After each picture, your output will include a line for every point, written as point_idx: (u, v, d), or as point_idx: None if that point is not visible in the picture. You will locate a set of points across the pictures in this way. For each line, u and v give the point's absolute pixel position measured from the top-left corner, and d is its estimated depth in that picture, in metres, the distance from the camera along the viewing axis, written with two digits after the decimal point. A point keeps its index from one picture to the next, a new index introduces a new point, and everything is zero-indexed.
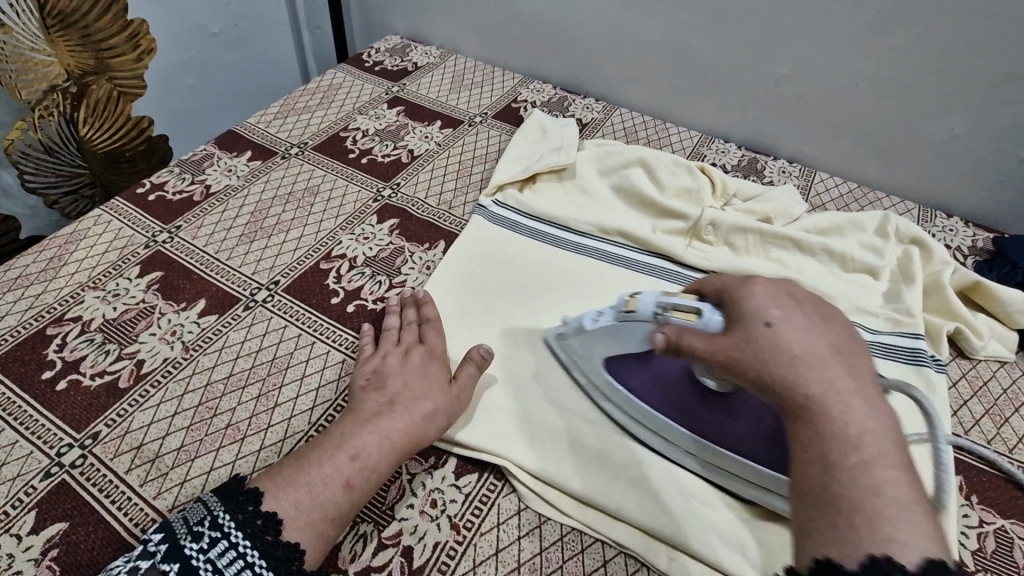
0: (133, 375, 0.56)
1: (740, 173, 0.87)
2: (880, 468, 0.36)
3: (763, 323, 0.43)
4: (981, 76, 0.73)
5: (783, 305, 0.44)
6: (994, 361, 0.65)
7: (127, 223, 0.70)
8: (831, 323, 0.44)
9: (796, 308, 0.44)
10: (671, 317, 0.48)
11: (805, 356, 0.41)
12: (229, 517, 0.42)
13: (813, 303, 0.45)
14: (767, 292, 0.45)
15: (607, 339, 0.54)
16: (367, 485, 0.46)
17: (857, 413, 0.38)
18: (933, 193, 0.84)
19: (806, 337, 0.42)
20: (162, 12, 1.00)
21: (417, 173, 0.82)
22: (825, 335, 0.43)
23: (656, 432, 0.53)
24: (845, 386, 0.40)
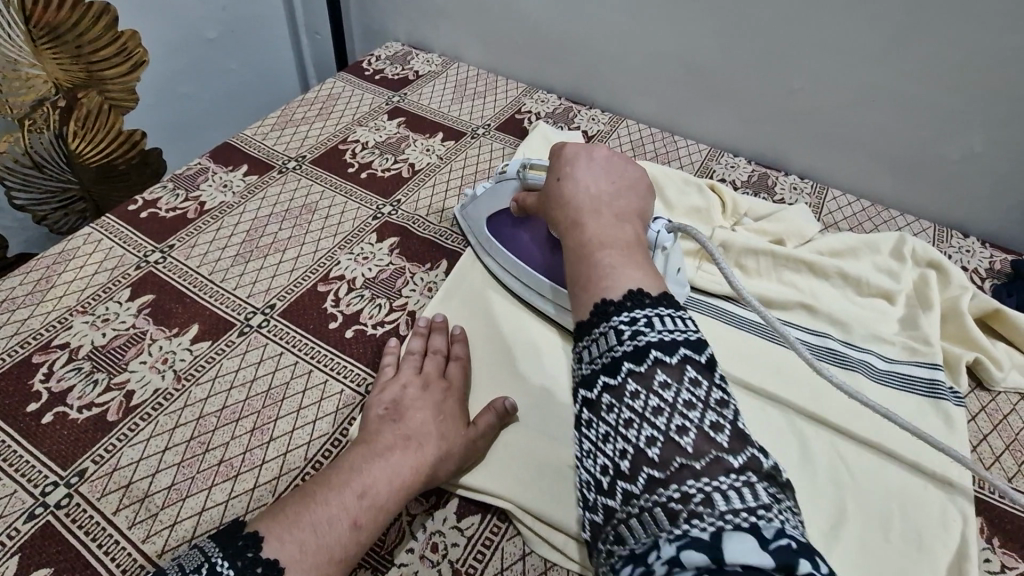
0: (122, 408, 0.54)
1: (750, 190, 0.85)
2: (612, 251, 0.47)
3: (556, 178, 0.55)
4: (1002, 92, 0.70)
5: (575, 162, 0.55)
6: (1015, 393, 0.63)
7: (118, 243, 0.68)
8: (619, 176, 0.54)
9: (585, 162, 0.55)
10: (529, 175, 0.61)
11: (576, 193, 0.53)
12: (228, 564, 0.39)
13: (609, 159, 0.56)
14: (573, 151, 0.56)
15: (487, 202, 0.67)
16: (372, 521, 0.44)
17: (602, 222, 0.50)
18: (949, 213, 0.82)
19: (583, 182, 0.53)
20: (155, 21, 0.98)
21: (418, 189, 0.79)
22: (603, 182, 0.54)
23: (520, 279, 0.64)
24: (609, 216, 0.50)
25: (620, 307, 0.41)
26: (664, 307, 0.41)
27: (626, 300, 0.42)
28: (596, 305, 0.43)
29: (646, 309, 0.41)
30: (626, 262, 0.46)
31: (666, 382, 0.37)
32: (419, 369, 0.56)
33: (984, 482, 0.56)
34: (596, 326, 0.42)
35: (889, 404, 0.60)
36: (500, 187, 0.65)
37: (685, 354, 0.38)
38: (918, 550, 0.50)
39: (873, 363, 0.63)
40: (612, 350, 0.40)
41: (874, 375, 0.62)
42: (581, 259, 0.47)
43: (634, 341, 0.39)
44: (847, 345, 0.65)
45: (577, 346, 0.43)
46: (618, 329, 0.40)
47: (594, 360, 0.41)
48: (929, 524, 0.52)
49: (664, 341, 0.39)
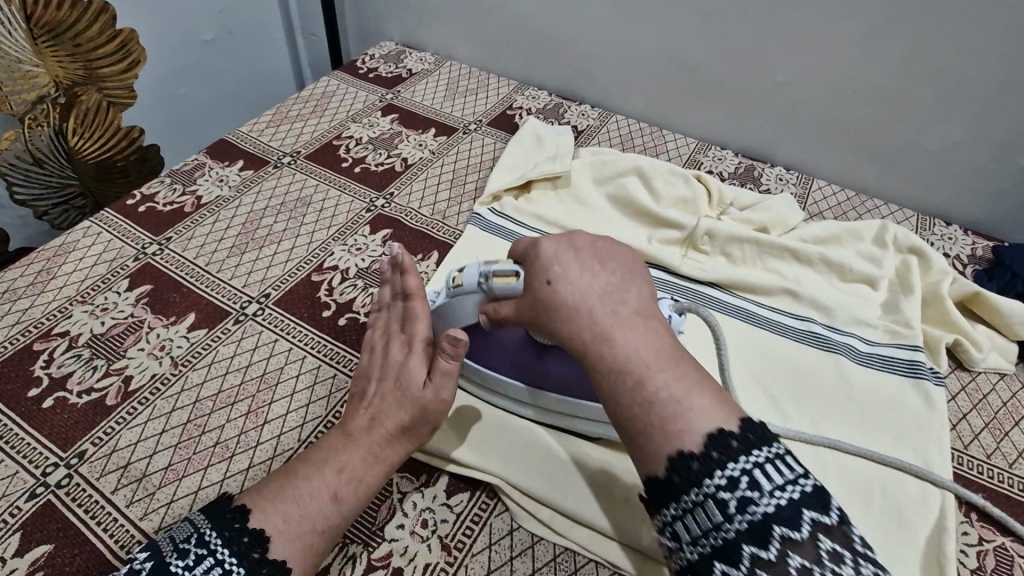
0: (121, 393, 0.55)
1: (737, 181, 0.86)
2: (662, 374, 0.41)
3: (544, 280, 0.45)
4: (975, 83, 0.72)
5: (562, 258, 0.46)
6: (994, 373, 0.64)
7: (116, 235, 0.69)
8: (615, 259, 0.47)
9: (571, 256, 0.46)
10: (494, 286, 0.49)
11: (581, 299, 0.44)
12: (216, 534, 0.41)
13: (594, 244, 0.47)
14: (552, 247, 0.47)
15: (438, 314, 0.54)
16: (353, 496, 0.45)
17: (629, 334, 0.42)
18: (933, 202, 0.83)
19: (583, 283, 0.44)
20: (152, 23, 1.00)
21: (411, 182, 0.81)
22: (601, 276, 0.45)
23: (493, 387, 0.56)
24: (628, 321, 0.43)
25: (705, 460, 0.38)
26: (758, 452, 0.38)
27: (710, 451, 0.38)
28: (672, 456, 0.39)
29: (742, 462, 0.38)
30: (682, 381, 0.41)
31: (805, 567, 0.35)
32: None
33: (962, 459, 0.58)
34: (684, 492, 0.38)
35: (871, 384, 0.61)
36: (454, 300, 0.52)
37: (811, 520, 0.36)
38: (900, 526, 0.51)
39: (856, 346, 0.65)
40: (722, 529, 0.36)
41: (857, 358, 0.64)
42: (628, 393, 0.41)
43: (747, 514, 0.36)
44: (831, 329, 0.66)
45: (664, 515, 0.39)
46: (722, 500, 0.37)
47: (699, 540, 0.37)
48: (910, 501, 0.53)
49: (781, 508, 0.36)
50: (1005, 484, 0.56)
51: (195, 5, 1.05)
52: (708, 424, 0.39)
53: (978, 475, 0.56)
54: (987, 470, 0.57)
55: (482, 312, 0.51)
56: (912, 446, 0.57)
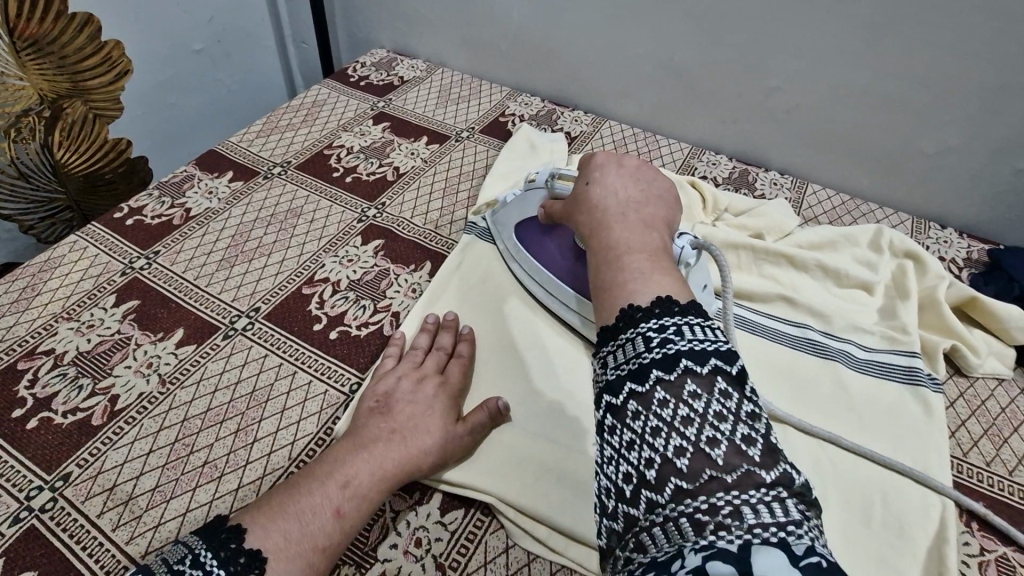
0: (107, 413, 0.54)
1: (731, 186, 0.86)
2: (641, 257, 0.44)
3: (585, 182, 0.54)
4: (974, 84, 0.71)
5: (604, 169, 0.54)
6: (992, 378, 0.64)
7: (103, 250, 0.68)
8: (647, 185, 0.53)
9: (614, 171, 0.54)
10: (555, 185, 0.61)
11: (601, 198, 0.51)
12: (212, 555, 0.39)
13: (638, 169, 0.55)
14: (602, 161, 0.56)
15: (517, 211, 0.68)
16: (355, 511, 0.44)
17: (630, 226, 0.47)
18: (927, 205, 0.83)
19: (610, 188, 0.52)
20: (139, 33, 0.98)
21: (402, 192, 0.80)
22: (628, 189, 0.52)
23: (545, 289, 0.64)
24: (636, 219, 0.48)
25: (648, 313, 0.39)
26: (694, 315, 0.38)
27: (654, 307, 0.39)
28: (621, 309, 0.40)
29: (678, 317, 0.38)
30: (658, 267, 0.43)
31: (696, 394, 0.34)
32: (417, 364, 0.56)
33: (962, 467, 0.57)
34: (622, 331, 0.39)
35: (869, 392, 0.61)
36: (529, 196, 0.66)
37: (717, 365, 0.35)
38: (899, 537, 0.51)
39: (853, 353, 0.64)
40: (639, 356, 0.37)
41: (855, 365, 0.63)
42: (606, 262, 0.45)
43: (663, 349, 0.36)
44: (828, 335, 0.66)
45: (600, 350, 0.40)
46: (646, 336, 0.37)
47: (620, 364, 0.37)
48: (912, 511, 0.52)
49: (696, 349, 0.36)
50: (1007, 493, 0.55)
51: (183, 14, 1.04)
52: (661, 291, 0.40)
53: (979, 484, 0.56)
54: (987, 478, 0.56)
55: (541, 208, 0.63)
56: (911, 452, 0.56)
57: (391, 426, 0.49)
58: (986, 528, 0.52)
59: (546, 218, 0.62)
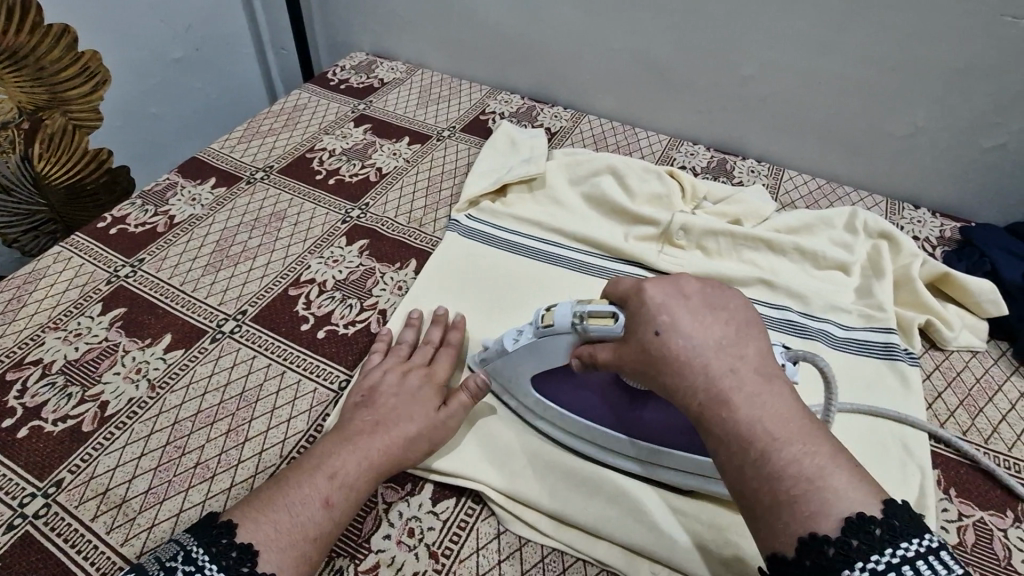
0: (97, 419, 0.54)
1: (710, 175, 0.87)
2: (785, 443, 0.38)
3: (653, 332, 0.42)
4: (939, 64, 0.73)
5: (671, 308, 0.43)
6: (966, 351, 0.65)
7: (88, 259, 0.69)
8: (726, 313, 0.44)
9: (680, 306, 0.43)
10: (589, 328, 0.47)
11: (695, 359, 0.41)
12: (203, 551, 0.40)
13: (704, 292, 0.45)
14: (660, 295, 0.44)
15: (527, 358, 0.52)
16: (345, 501, 0.45)
17: (751, 399, 0.39)
18: (900, 187, 0.85)
19: (696, 337, 0.42)
20: (117, 43, 0.98)
21: (386, 193, 0.81)
22: (716, 329, 0.42)
23: (593, 441, 0.53)
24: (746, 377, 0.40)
25: (845, 548, 0.35)
26: (908, 544, 0.35)
27: (849, 538, 0.35)
28: (802, 537, 0.36)
29: (889, 556, 0.34)
30: (804, 447, 0.38)
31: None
32: (405, 358, 0.57)
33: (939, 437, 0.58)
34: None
35: (849, 367, 0.62)
36: (546, 342, 0.50)
37: None
38: None
39: (832, 332, 0.66)
40: None
41: (833, 343, 0.65)
42: (749, 462, 0.38)
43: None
44: (807, 316, 0.67)
45: None
46: None
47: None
48: (889, 473, 0.54)
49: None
50: (983, 460, 0.56)
51: (161, 23, 1.04)
52: (835, 485, 0.37)
53: (956, 452, 0.57)
54: (964, 446, 0.57)
55: (576, 356, 0.49)
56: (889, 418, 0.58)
57: (378, 420, 0.50)
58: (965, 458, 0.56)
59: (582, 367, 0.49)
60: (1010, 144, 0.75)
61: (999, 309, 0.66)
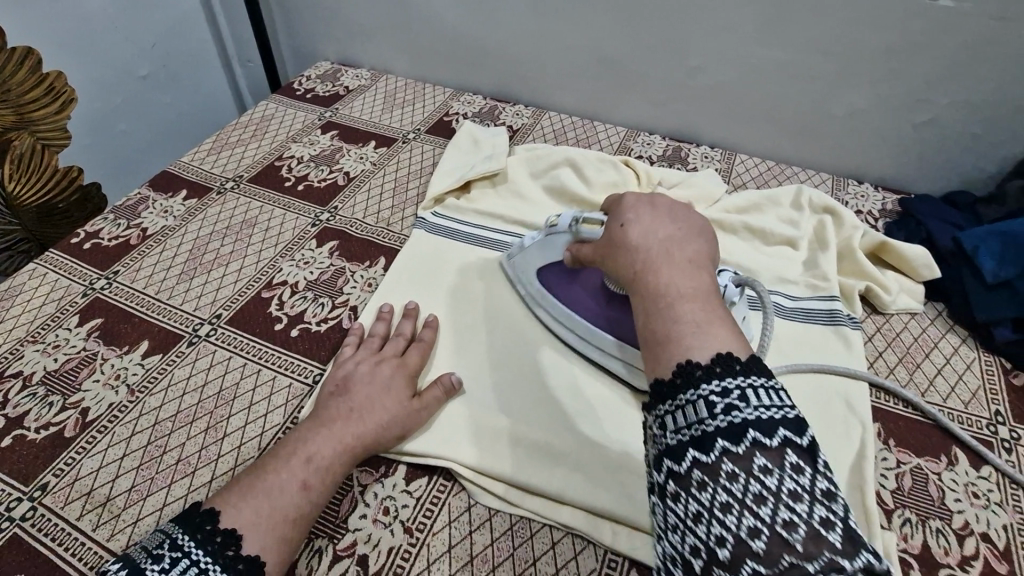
0: (79, 424, 0.56)
1: (666, 163, 0.91)
2: (695, 310, 0.41)
3: (618, 224, 0.50)
4: (870, 48, 0.78)
5: (639, 209, 0.51)
6: (906, 313, 0.70)
7: (63, 274, 0.71)
8: (687, 224, 0.49)
9: (647, 210, 0.51)
10: (582, 229, 0.58)
11: (641, 236, 0.47)
12: (189, 537, 0.42)
13: (671, 207, 0.51)
14: (633, 200, 0.52)
15: (537, 254, 0.66)
16: (320, 483, 0.48)
17: (679, 268, 0.44)
18: (845, 164, 0.90)
19: (649, 229, 0.48)
20: (83, 62, 1.00)
21: (354, 195, 0.83)
22: (670, 228, 0.48)
23: (579, 333, 0.63)
24: (681, 260, 0.45)
25: (707, 372, 0.37)
26: (757, 376, 0.36)
27: (715, 365, 0.37)
28: (678, 365, 0.38)
29: (740, 379, 0.36)
30: (711, 317, 0.40)
31: (767, 470, 0.33)
32: (376, 350, 0.60)
33: (880, 392, 0.62)
34: (681, 390, 0.37)
35: (797, 334, 0.66)
36: (551, 240, 0.63)
37: (787, 436, 0.34)
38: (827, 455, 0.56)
39: (781, 303, 0.70)
40: (702, 423, 0.35)
41: (783, 313, 0.69)
42: (657, 310, 0.42)
43: (728, 418, 0.35)
44: None
45: (658, 409, 0.38)
46: (709, 400, 0.35)
47: (681, 429, 0.36)
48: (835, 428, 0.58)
49: (762, 419, 0.34)
50: (918, 412, 0.60)
51: (125, 41, 1.05)
52: (719, 346, 0.38)
53: (895, 406, 0.61)
54: (901, 399, 0.61)
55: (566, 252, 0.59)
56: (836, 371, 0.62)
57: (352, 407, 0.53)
58: (916, 409, 0.60)
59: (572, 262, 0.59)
60: (940, 119, 0.80)
61: (934, 272, 0.70)
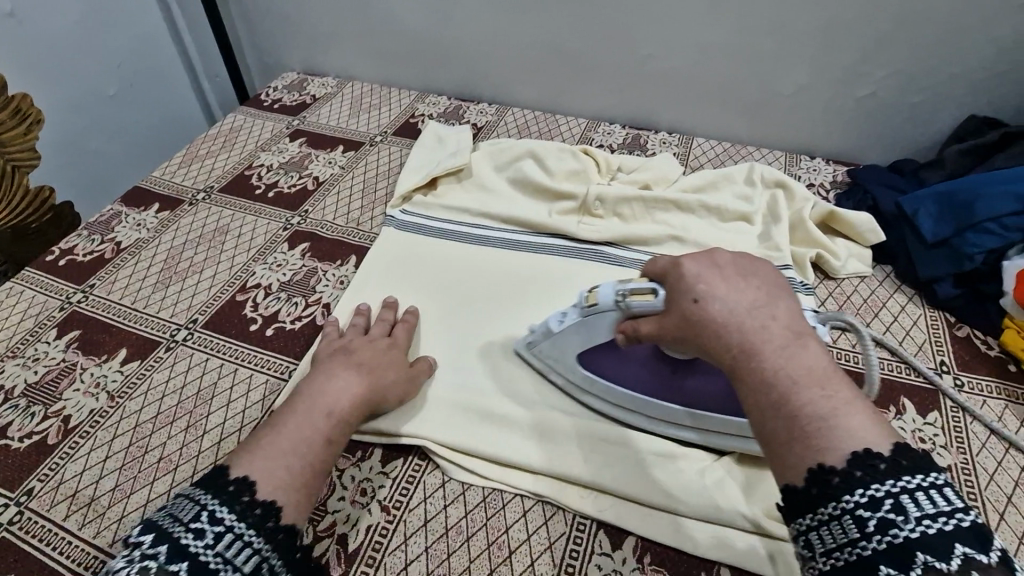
0: (62, 431, 0.58)
1: (626, 150, 0.94)
2: (811, 390, 0.38)
3: (692, 299, 0.45)
4: (809, 28, 0.81)
5: (709, 277, 0.46)
6: (856, 278, 0.73)
7: (40, 290, 0.72)
8: (760, 282, 0.46)
9: (718, 276, 0.46)
10: (631, 303, 0.50)
11: (728, 317, 0.43)
12: (228, 510, 0.41)
13: (737, 263, 0.47)
14: (697, 268, 0.47)
15: (576, 336, 0.57)
16: None
17: (781, 351, 0.40)
18: (797, 141, 0.93)
19: (732, 300, 0.44)
20: (49, 83, 1.01)
21: (324, 199, 0.86)
22: (750, 295, 0.44)
23: (643, 409, 0.57)
24: (780, 338, 0.41)
25: (848, 478, 0.35)
26: (911, 479, 0.35)
27: (854, 469, 0.35)
28: (809, 470, 0.37)
29: (888, 484, 0.35)
30: (833, 404, 0.38)
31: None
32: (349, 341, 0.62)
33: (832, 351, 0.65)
34: (821, 504, 0.36)
35: None
36: (592, 321, 0.55)
37: (965, 555, 0.32)
38: None
39: None
40: (858, 545, 0.34)
41: None
42: (774, 407, 0.39)
43: (887, 537, 0.33)
44: None
45: (798, 523, 0.37)
46: (859, 517, 0.34)
47: (833, 551, 0.35)
48: None
49: (928, 535, 0.33)
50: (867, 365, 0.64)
51: (91, 61, 1.07)
52: (856, 435, 0.37)
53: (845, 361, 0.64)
54: (851, 355, 0.65)
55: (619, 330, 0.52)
56: None
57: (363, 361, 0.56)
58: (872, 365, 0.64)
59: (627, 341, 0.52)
60: (881, 91, 0.84)
61: (879, 237, 0.73)
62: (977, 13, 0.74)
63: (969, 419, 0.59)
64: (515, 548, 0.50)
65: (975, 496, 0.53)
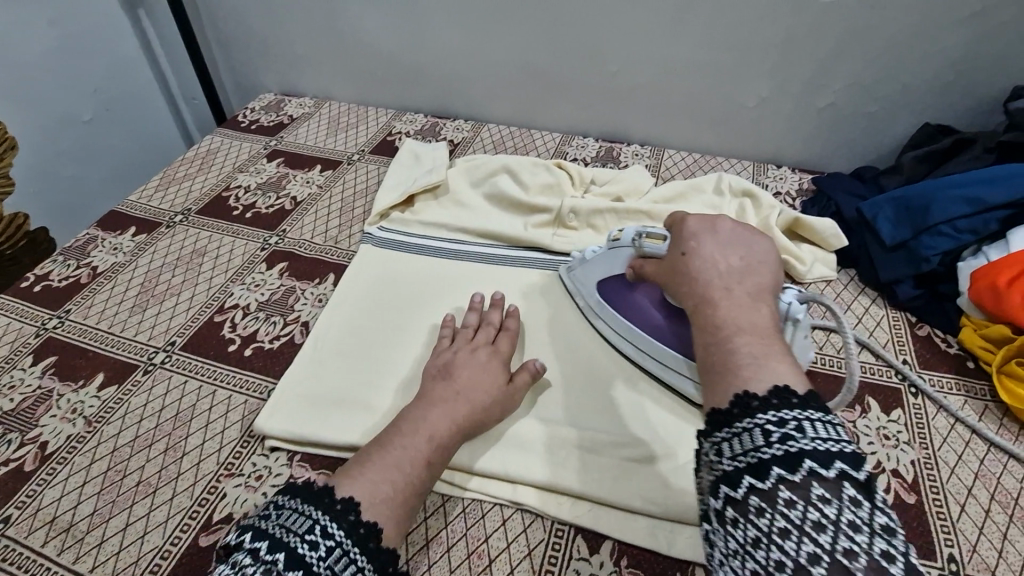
0: (38, 457, 0.58)
1: (599, 163, 0.96)
2: (753, 342, 0.43)
3: (680, 251, 0.51)
4: (769, 43, 0.85)
5: (700, 236, 0.51)
6: (822, 281, 0.76)
7: (14, 317, 0.72)
8: (748, 252, 0.50)
9: (710, 237, 0.51)
10: (644, 245, 0.58)
11: (703, 268, 0.49)
12: (341, 528, 0.42)
13: (734, 232, 0.51)
14: (695, 225, 0.53)
15: (599, 266, 0.67)
16: None
17: (738, 303, 0.45)
18: (763, 150, 0.96)
19: (712, 257, 0.49)
20: (23, 112, 1.01)
21: (302, 218, 0.86)
22: (732, 257, 0.49)
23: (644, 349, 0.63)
24: (744, 299, 0.46)
25: (765, 403, 0.37)
26: (814, 409, 0.37)
27: (771, 398, 0.38)
28: (735, 395, 0.39)
29: (796, 411, 0.36)
30: (767, 352, 0.42)
31: (825, 498, 0.33)
32: None
33: None
34: (737, 419, 0.38)
35: None
36: (613, 254, 0.64)
37: (844, 469, 0.34)
38: None
39: None
40: (760, 451, 0.36)
41: None
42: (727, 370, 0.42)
43: (785, 446, 0.35)
44: None
45: (713, 437, 0.39)
46: (765, 429, 0.36)
47: (737, 456, 0.37)
48: None
49: (821, 450, 0.34)
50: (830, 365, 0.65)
51: (66, 88, 1.07)
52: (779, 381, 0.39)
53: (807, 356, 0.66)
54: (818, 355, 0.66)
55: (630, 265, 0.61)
56: None
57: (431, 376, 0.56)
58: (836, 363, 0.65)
59: (635, 276, 0.60)
60: (839, 102, 0.88)
61: (841, 241, 0.76)
62: (923, 26, 0.78)
63: (930, 414, 0.61)
64: (495, 556, 0.51)
65: (938, 489, 0.55)
